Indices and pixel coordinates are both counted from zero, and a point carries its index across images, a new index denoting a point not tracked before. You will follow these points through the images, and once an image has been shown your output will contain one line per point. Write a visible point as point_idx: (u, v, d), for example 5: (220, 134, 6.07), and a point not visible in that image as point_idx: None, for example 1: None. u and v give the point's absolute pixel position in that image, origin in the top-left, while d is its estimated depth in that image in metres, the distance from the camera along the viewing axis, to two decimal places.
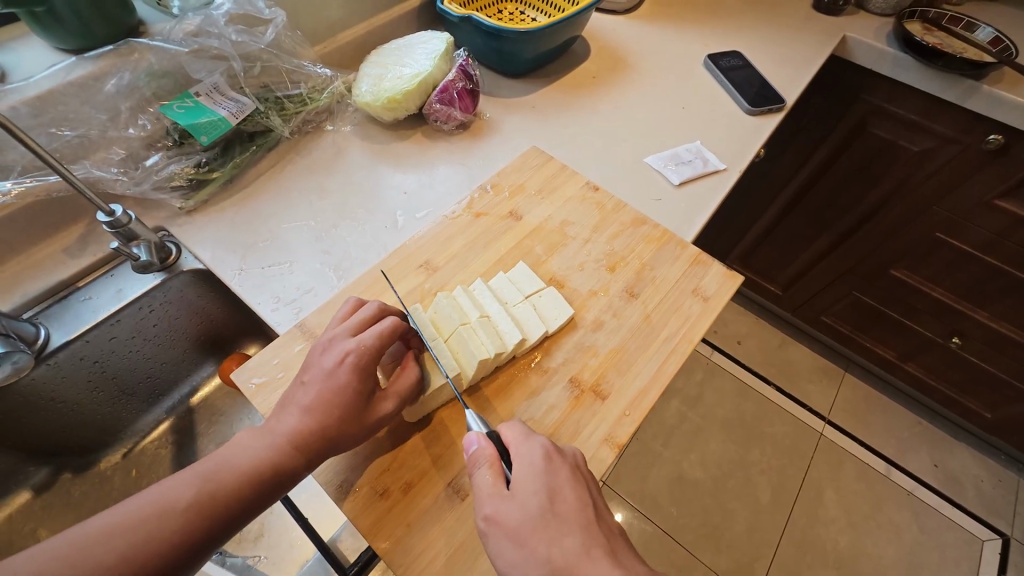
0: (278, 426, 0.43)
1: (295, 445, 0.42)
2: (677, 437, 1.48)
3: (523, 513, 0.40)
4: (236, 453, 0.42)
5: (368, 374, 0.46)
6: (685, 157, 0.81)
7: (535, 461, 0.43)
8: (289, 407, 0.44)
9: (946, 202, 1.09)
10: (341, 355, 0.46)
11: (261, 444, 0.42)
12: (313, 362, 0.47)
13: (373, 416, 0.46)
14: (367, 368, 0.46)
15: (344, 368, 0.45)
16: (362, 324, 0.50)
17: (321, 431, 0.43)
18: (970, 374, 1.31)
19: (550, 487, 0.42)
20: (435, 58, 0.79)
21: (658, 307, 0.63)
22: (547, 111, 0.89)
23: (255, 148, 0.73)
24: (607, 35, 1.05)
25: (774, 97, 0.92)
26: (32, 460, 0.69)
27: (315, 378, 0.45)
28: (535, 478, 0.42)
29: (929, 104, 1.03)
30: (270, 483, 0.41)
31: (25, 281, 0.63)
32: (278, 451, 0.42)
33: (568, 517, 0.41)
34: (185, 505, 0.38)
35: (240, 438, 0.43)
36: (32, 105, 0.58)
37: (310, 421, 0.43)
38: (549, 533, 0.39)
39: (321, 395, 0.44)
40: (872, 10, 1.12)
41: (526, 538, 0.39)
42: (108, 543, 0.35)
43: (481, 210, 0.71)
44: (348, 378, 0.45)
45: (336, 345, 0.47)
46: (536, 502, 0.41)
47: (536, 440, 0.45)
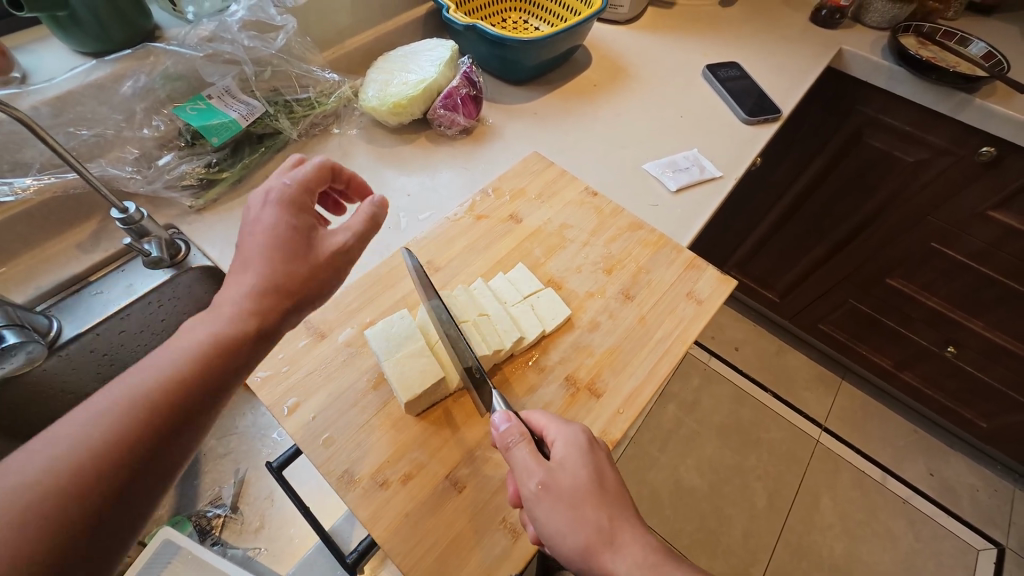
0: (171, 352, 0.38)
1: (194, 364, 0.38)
2: (673, 442, 1.49)
3: (571, 484, 0.44)
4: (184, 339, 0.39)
5: (286, 280, 0.43)
6: (682, 164, 0.83)
7: (577, 441, 0.47)
8: (184, 331, 0.40)
9: (941, 212, 1.11)
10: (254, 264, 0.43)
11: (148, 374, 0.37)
12: (253, 244, 0.45)
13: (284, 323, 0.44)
14: (286, 277, 0.44)
15: (257, 276, 0.43)
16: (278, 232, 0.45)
17: (228, 342, 0.40)
18: (966, 383, 1.32)
19: (594, 462, 0.46)
20: (440, 65, 0.81)
21: (653, 309, 0.65)
22: (548, 118, 0.91)
23: (264, 150, 0.75)
24: (608, 45, 1.08)
25: (771, 108, 0.94)
26: None
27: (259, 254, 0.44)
28: (578, 455, 0.46)
29: (923, 116, 1.05)
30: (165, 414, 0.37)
31: (39, 275, 0.65)
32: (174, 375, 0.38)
33: (611, 490, 0.45)
34: (60, 458, 0.33)
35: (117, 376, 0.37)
36: (53, 105, 0.60)
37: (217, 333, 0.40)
38: (596, 502, 0.44)
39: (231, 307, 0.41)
40: (868, 24, 1.15)
41: (576, 505, 0.43)
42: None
43: (482, 213, 0.73)
44: (263, 285, 0.42)
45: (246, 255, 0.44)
46: (583, 474, 0.45)
47: (574, 423, 0.49)
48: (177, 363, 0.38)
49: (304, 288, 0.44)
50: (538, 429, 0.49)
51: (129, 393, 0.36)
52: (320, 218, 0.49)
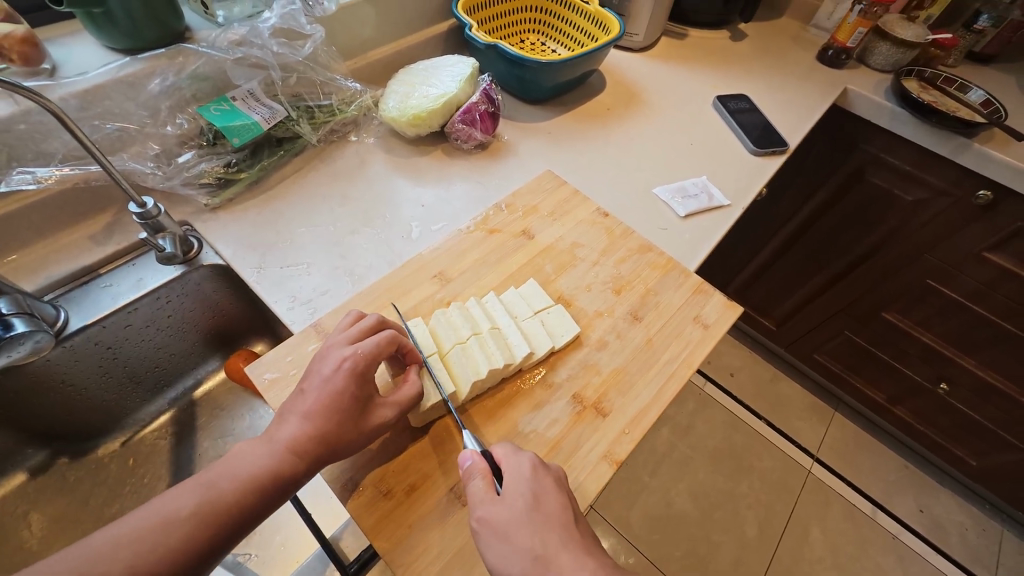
0: (279, 433, 0.44)
1: (295, 453, 0.43)
2: (666, 465, 1.49)
3: (512, 514, 0.42)
4: (239, 460, 0.43)
5: (367, 381, 0.47)
6: (692, 191, 0.85)
7: (522, 470, 0.45)
8: (286, 415, 0.45)
9: (938, 250, 1.13)
10: (339, 361, 0.47)
11: (261, 452, 0.43)
12: (312, 369, 0.48)
13: (373, 421, 0.47)
14: (365, 374, 0.47)
15: (342, 374, 0.46)
16: (364, 332, 0.51)
17: (322, 436, 0.44)
18: (958, 420, 1.34)
19: (536, 490, 0.44)
20: (461, 81, 0.83)
21: (661, 331, 0.66)
22: (562, 138, 0.93)
23: (283, 153, 0.76)
24: (623, 71, 1.11)
25: (778, 140, 0.96)
26: (32, 442, 0.70)
27: (313, 385, 0.46)
28: (522, 483, 0.44)
29: (924, 157, 1.08)
30: (269, 493, 0.42)
31: (50, 264, 0.65)
32: (278, 459, 0.43)
33: (552, 518, 0.42)
34: (189, 513, 0.39)
35: (238, 448, 0.44)
36: (81, 98, 0.61)
37: (311, 427, 0.44)
38: (533, 531, 0.41)
39: (321, 400, 0.45)
40: (873, 65, 1.19)
41: (514, 535, 0.41)
42: (116, 555, 0.36)
43: (495, 227, 0.74)
44: (346, 384, 0.46)
45: (335, 352, 0.48)
46: (523, 504, 0.43)
47: (526, 452, 0.47)
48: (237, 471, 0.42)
49: (351, 406, 0.46)
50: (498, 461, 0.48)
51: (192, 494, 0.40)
52: (371, 329, 0.51)
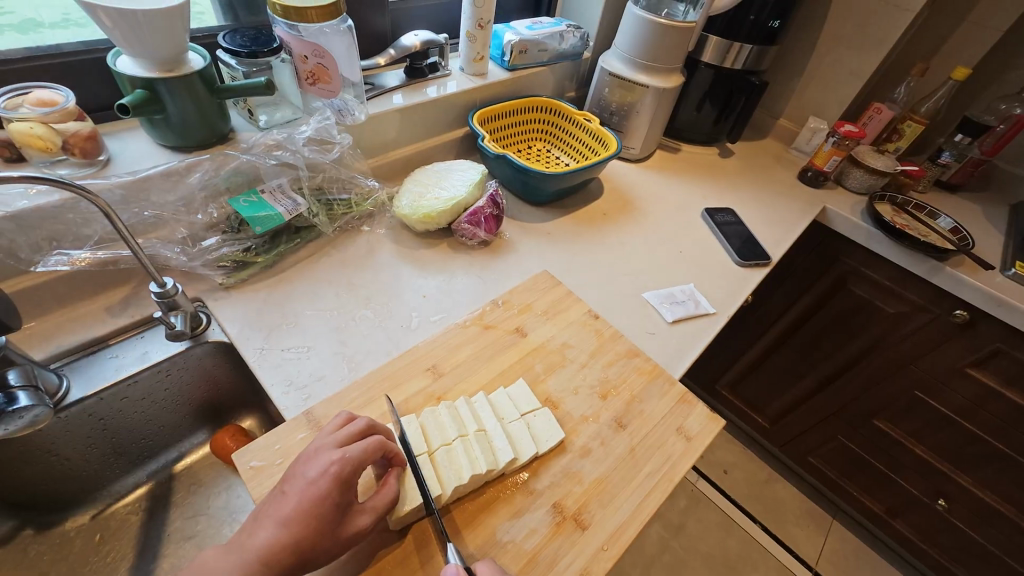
0: (254, 539, 0.46)
1: (265, 563, 0.45)
2: (656, 569, 1.41)
3: None
4: (210, 571, 0.45)
5: (349, 487, 0.48)
6: (679, 298, 0.90)
7: None
8: (264, 519, 0.47)
9: (921, 363, 1.16)
10: (325, 465, 0.48)
11: (233, 561, 0.45)
12: (296, 471, 0.49)
13: (350, 529, 0.48)
14: (348, 480, 0.48)
15: (326, 478, 0.48)
16: (353, 436, 0.52)
17: (295, 545, 0.46)
18: (958, 540, 1.29)
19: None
20: (470, 185, 0.91)
21: (644, 440, 0.67)
22: (560, 239, 1.00)
23: (299, 241, 0.83)
24: (619, 179, 1.21)
25: (761, 253, 1.04)
26: (1, 513, 0.68)
27: (295, 489, 0.48)
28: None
29: (900, 274, 1.14)
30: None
31: (63, 332, 0.68)
32: (248, 571, 0.44)
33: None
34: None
35: (210, 556, 0.46)
36: (125, 189, 0.68)
37: (286, 535, 0.45)
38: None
39: (300, 506, 0.46)
40: (849, 186, 1.30)
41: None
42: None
43: (490, 322, 0.78)
44: (328, 489, 0.47)
45: (322, 455, 0.50)
46: None
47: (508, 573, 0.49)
48: None
49: (328, 514, 0.47)
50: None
51: None
52: (361, 432, 0.53)
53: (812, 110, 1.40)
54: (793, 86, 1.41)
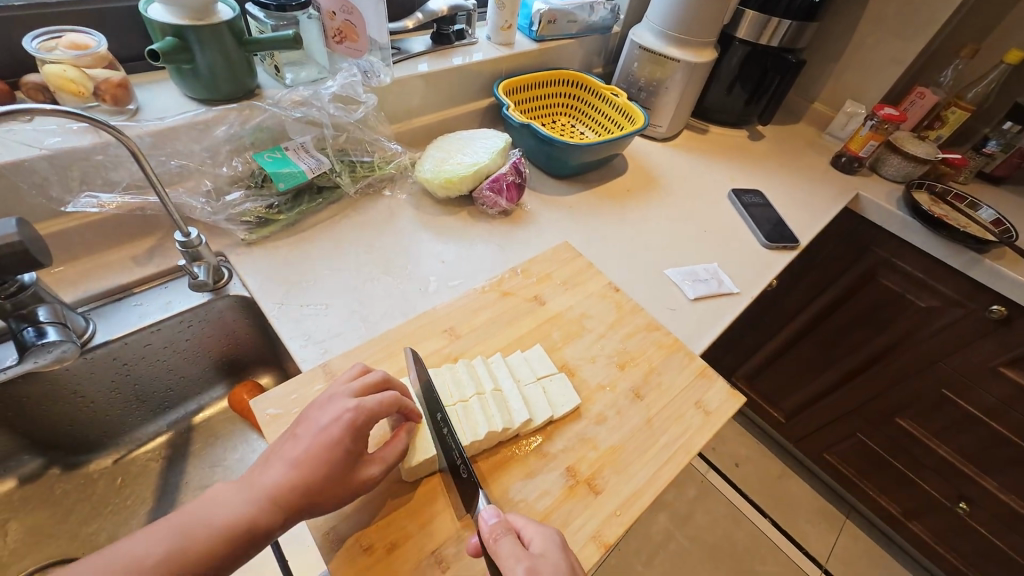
0: (263, 478, 0.45)
1: (275, 503, 0.44)
2: (662, 556, 1.40)
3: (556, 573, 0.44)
4: (218, 506, 0.43)
5: (361, 436, 0.48)
6: (702, 276, 0.88)
7: (552, 539, 0.47)
8: (274, 460, 0.46)
9: (952, 359, 1.12)
10: (339, 412, 0.48)
11: (240, 499, 0.43)
12: (310, 416, 0.49)
13: (359, 477, 0.48)
14: (362, 430, 0.48)
15: (339, 425, 0.47)
16: (368, 387, 0.52)
17: (306, 487, 0.44)
18: (978, 545, 1.25)
19: (569, 563, 0.45)
20: (493, 153, 0.90)
21: (661, 412, 0.66)
22: (582, 212, 0.98)
23: (321, 200, 0.83)
24: (644, 157, 1.19)
25: (789, 236, 1.00)
26: (29, 449, 0.70)
27: (308, 433, 0.47)
28: (558, 553, 0.46)
29: (934, 265, 1.10)
30: (240, 544, 0.42)
31: (90, 278, 0.70)
32: (257, 508, 0.43)
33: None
34: (155, 561, 0.39)
35: (218, 491, 0.44)
36: (154, 137, 0.69)
37: (297, 476, 0.45)
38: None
39: (312, 449, 0.46)
40: (885, 174, 1.24)
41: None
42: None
43: (509, 289, 0.77)
44: (341, 436, 0.46)
45: (336, 402, 0.49)
46: (565, 567, 0.45)
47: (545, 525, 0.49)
48: (211, 521, 0.42)
49: (339, 461, 0.46)
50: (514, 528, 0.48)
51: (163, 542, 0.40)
52: (376, 385, 0.53)
53: (850, 93, 1.35)
54: (831, 68, 1.36)
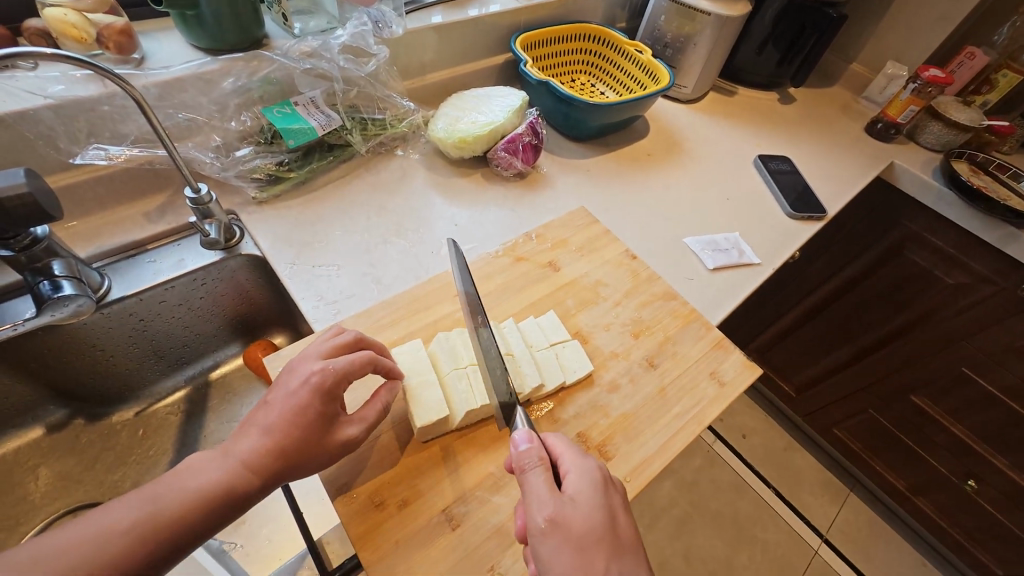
0: (238, 446, 0.45)
1: (251, 466, 0.44)
2: (664, 521, 1.43)
3: (582, 516, 0.43)
4: (192, 473, 0.43)
5: (333, 398, 0.47)
6: (723, 246, 0.85)
7: (590, 476, 0.46)
8: (248, 428, 0.46)
9: (975, 339, 1.08)
10: (307, 375, 0.47)
11: (217, 465, 0.44)
12: (281, 381, 0.49)
13: (336, 438, 0.48)
14: (332, 391, 0.47)
15: (307, 388, 0.47)
16: (338, 349, 0.51)
17: (280, 451, 0.45)
18: (985, 522, 1.24)
19: (607, 502, 0.45)
20: (509, 112, 0.86)
21: (675, 381, 0.65)
22: (600, 177, 0.95)
23: (332, 159, 0.81)
24: (667, 120, 1.13)
25: (816, 206, 0.95)
26: (53, 399, 0.72)
27: (278, 398, 0.47)
28: (589, 493, 0.45)
29: (967, 241, 1.05)
30: (220, 506, 0.42)
31: (103, 234, 0.69)
32: (233, 473, 0.43)
33: (622, 538, 0.44)
34: (129, 526, 0.39)
35: (193, 460, 0.44)
36: (160, 88, 0.67)
37: (271, 441, 0.45)
38: (608, 548, 0.42)
39: (284, 413, 0.46)
40: (922, 142, 1.17)
41: (587, 548, 0.42)
42: (49, 566, 0.35)
43: (523, 255, 0.75)
44: (310, 398, 0.46)
45: (305, 366, 0.49)
46: (592, 511, 0.44)
47: (589, 458, 0.48)
48: (185, 489, 0.42)
49: (311, 424, 0.46)
50: (554, 454, 0.48)
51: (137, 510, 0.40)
52: (347, 348, 0.52)
53: (892, 54, 1.26)
54: (874, 26, 1.26)
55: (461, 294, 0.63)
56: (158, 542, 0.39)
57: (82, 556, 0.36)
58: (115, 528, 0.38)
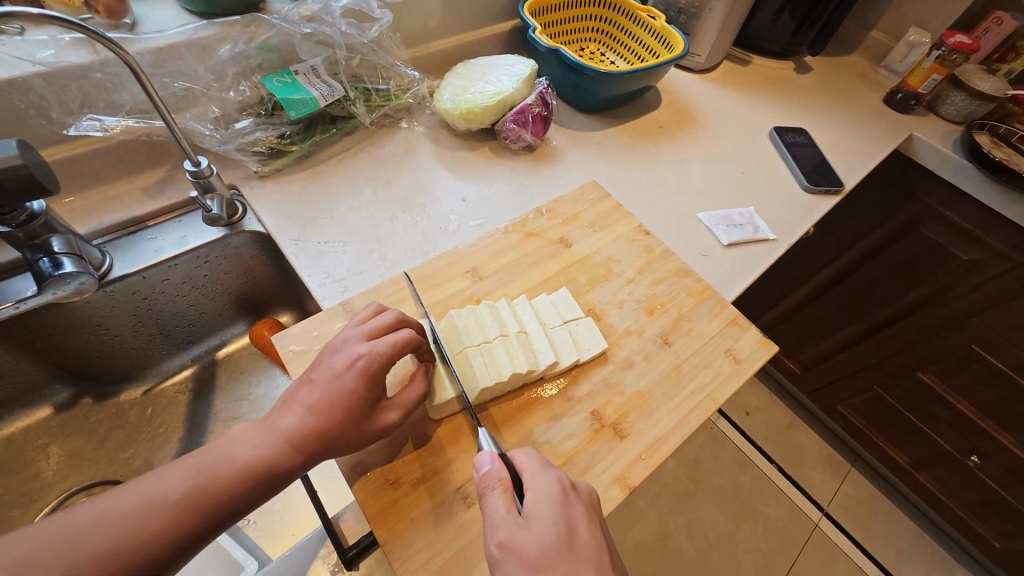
0: (281, 422, 0.44)
1: (294, 446, 0.43)
2: (666, 495, 1.42)
3: (539, 540, 0.40)
4: (236, 447, 0.42)
5: (376, 382, 0.46)
6: (737, 221, 0.82)
7: (550, 492, 0.43)
8: (291, 405, 0.45)
9: (987, 316, 1.04)
10: (352, 358, 0.46)
11: (262, 440, 0.43)
12: (323, 360, 0.47)
13: (378, 422, 0.47)
14: (376, 375, 0.46)
15: (353, 371, 0.45)
16: (380, 330, 0.50)
17: (322, 433, 0.44)
18: (986, 497, 1.22)
19: (566, 517, 0.42)
20: (518, 81, 0.83)
21: (690, 359, 0.64)
22: (611, 150, 0.92)
23: (335, 131, 0.78)
24: (680, 91, 1.09)
25: (834, 179, 0.92)
26: (60, 378, 0.72)
27: (322, 378, 0.45)
28: (548, 512, 0.41)
29: (984, 216, 1.01)
30: (263, 482, 0.42)
31: (102, 210, 0.68)
32: (277, 451, 0.42)
33: (585, 555, 0.40)
34: (177, 497, 0.39)
35: (238, 432, 0.44)
36: (156, 55, 0.64)
37: (314, 422, 0.44)
38: (565, 567, 0.39)
39: (328, 395, 0.44)
40: (943, 115, 1.13)
41: (543, 569, 0.38)
42: (97, 534, 0.36)
43: (533, 230, 0.73)
44: (356, 382, 0.45)
45: (349, 347, 0.47)
46: (552, 531, 0.40)
47: (552, 471, 0.45)
48: (232, 462, 0.41)
49: (355, 406, 0.45)
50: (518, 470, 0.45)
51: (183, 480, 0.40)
52: (392, 329, 0.50)
53: (915, 20, 1.21)
54: None
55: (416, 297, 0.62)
56: (202, 515, 0.39)
57: (125, 525, 0.37)
58: (162, 499, 0.38)
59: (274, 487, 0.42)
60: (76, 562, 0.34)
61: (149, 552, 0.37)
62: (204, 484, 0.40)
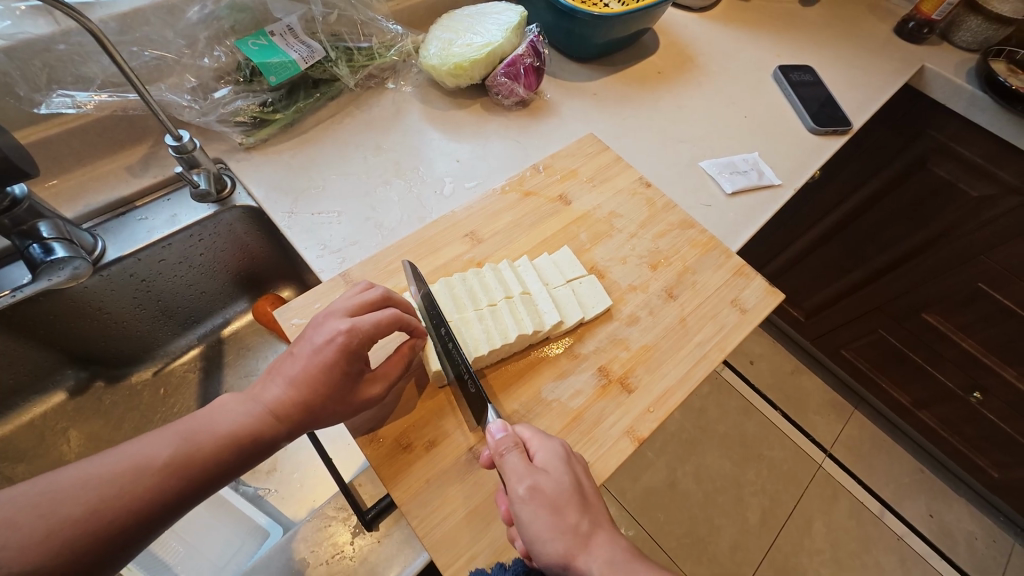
0: (264, 393, 0.44)
1: (277, 416, 0.43)
2: (675, 444, 1.46)
3: (555, 488, 0.42)
4: (220, 415, 0.42)
5: (358, 357, 0.46)
6: (741, 167, 0.79)
7: (558, 451, 0.45)
8: (274, 376, 0.45)
9: (997, 253, 0.99)
10: (332, 333, 0.45)
11: (245, 410, 0.43)
12: (305, 334, 0.46)
13: (361, 396, 0.48)
14: (356, 351, 0.45)
15: (332, 347, 0.44)
16: (365, 306, 0.49)
17: (305, 403, 0.44)
18: (985, 431, 1.24)
19: (574, 477, 0.44)
20: (506, 30, 0.78)
21: (695, 311, 0.63)
22: (608, 101, 0.88)
23: (319, 96, 0.75)
24: (679, 32, 1.03)
25: (841, 118, 0.88)
26: (69, 364, 0.72)
27: (303, 352, 0.45)
28: (560, 466, 0.44)
29: (999, 150, 0.96)
30: (248, 452, 0.42)
31: (87, 192, 0.66)
32: (261, 421, 0.42)
33: (592, 501, 0.43)
34: (162, 464, 0.38)
35: (223, 401, 0.43)
36: (120, 21, 0.61)
37: (295, 394, 0.43)
38: (581, 511, 0.42)
39: (308, 369, 0.44)
40: (957, 43, 1.07)
41: (563, 513, 0.41)
42: (81, 497, 0.36)
43: (531, 189, 0.71)
44: (336, 357, 0.44)
45: (330, 322, 0.46)
46: (567, 482, 0.43)
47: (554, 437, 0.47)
48: (217, 431, 0.41)
49: (335, 377, 0.45)
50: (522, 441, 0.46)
51: (166, 447, 0.39)
52: (371, 306, 0.49)
53: None
54: None
55: (407, 272, 0.58)
56: (187, 483, 0.39)
57: (108, 491, 0.36)
58: (145, 464, 0.38)
59: (258, 455, 0.42)
60: (58, 524, 0.34)
61: (134, 517, 0.37)
62: (189, 453, 0.39)
